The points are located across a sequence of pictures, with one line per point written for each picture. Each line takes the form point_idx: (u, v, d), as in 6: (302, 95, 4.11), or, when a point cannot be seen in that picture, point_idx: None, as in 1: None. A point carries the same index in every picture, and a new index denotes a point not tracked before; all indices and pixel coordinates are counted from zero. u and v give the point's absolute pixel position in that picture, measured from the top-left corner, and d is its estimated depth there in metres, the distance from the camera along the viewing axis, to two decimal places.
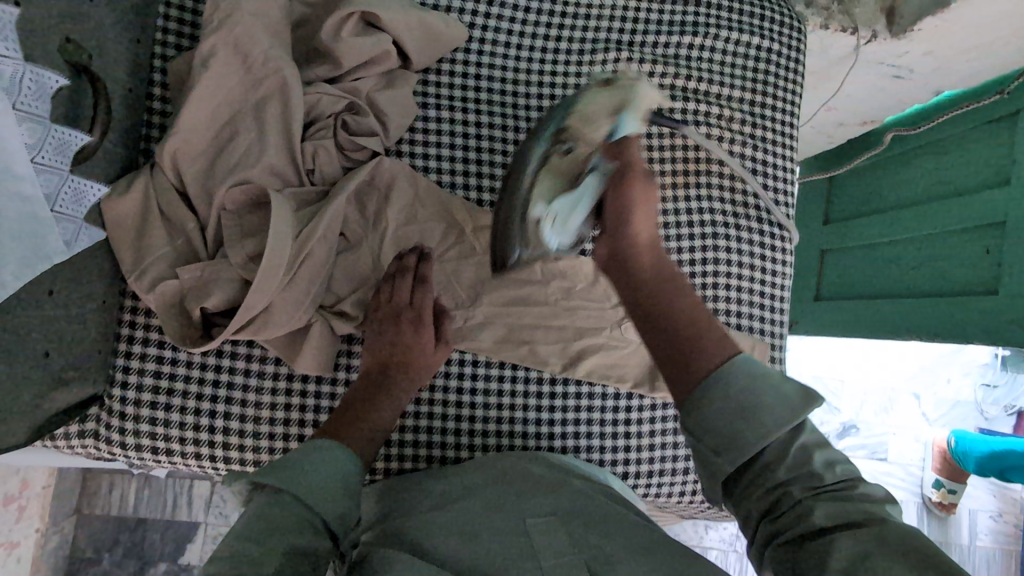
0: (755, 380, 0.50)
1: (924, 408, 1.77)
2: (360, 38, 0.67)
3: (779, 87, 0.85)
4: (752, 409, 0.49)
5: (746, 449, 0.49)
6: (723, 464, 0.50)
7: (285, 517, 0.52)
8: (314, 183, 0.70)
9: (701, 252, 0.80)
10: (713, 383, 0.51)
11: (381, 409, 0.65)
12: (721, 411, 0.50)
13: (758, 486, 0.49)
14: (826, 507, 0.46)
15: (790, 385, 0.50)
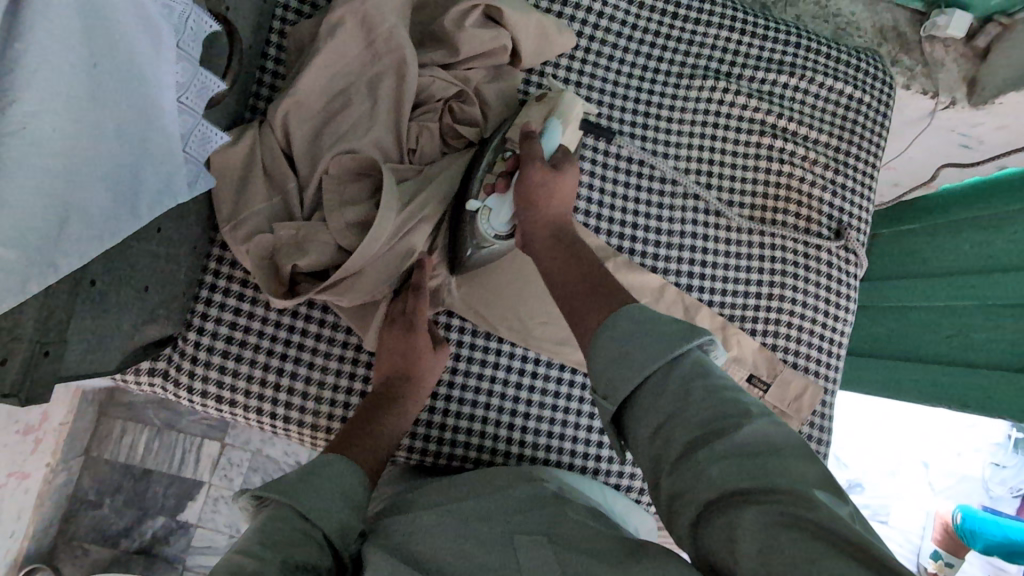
0: (636, 329, 0.46)
1: (931, 478, 1.73)
2: (481, 30, 0.69)
3: (865, 138, 0.87)
4: (629, 358, 0.45)
5: (624, 389, 0.45)
6: (609, 408, 0.46)
7: (286, 521, 0.50)
8: (413, 162, 0.71)
9: (768, 286, 0.81)
10: (602, 334, 0.48)
11: (384, 422, 0.64)
12: (606, 359, 0.46)
13: (647, 432, 0.43)
14: (723, 463, 0.39)
15: (675, 326, 0.45)
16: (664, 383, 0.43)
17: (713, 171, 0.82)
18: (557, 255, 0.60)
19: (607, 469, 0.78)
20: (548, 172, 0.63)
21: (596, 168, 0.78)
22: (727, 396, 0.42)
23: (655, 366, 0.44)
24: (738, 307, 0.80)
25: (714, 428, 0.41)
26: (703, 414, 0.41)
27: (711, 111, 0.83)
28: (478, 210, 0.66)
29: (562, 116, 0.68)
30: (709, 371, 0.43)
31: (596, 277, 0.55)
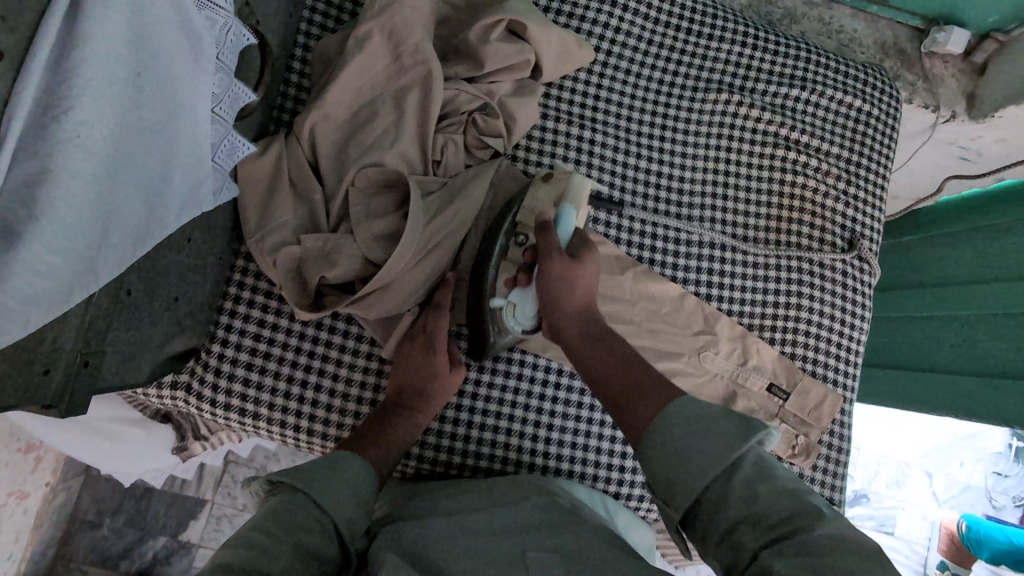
0: (690, 424, 0.47)
1: (934, 487, 1.73)
2: (505, 44, 0.70)
3: (873, 149, 0.88)
4: (685, 453, 0.46)
5: (690, 491, 0.45)
6: (674, 513, 0.46)
7: (302, 509, 0.50)
8: (437, 174, 0.71)
9: (785, 295, 0.82)
10: (659, 425, 0.49)
11: (397, 432, 0.63)
12: (665, 461, 0.47)
13: (713, 533, 0.43)
14: (791, 557, 0.38)
15: (728, 424, 0.46)
16: (728, 483, 0.44)
17: (729, 183, 0.83)
18: (590, 342, 0.61)
19: (630, 479, 0.77)
20: (569, 263, 0.64)
21: (616, 180, 0.80)
22: (793, 496, 0.42)
23: (716, 470, 0.44)
24: (756, 317, 0.81)
25: (778, 526, 0.41)
26: (769, 516, 0.41)
27: (726, 125, 0.84)
28: (501, 306, 0.68)
29: (574, 199, 0.69)
30: (768, 473, 0.44)
31: (636, 369, 0.56)
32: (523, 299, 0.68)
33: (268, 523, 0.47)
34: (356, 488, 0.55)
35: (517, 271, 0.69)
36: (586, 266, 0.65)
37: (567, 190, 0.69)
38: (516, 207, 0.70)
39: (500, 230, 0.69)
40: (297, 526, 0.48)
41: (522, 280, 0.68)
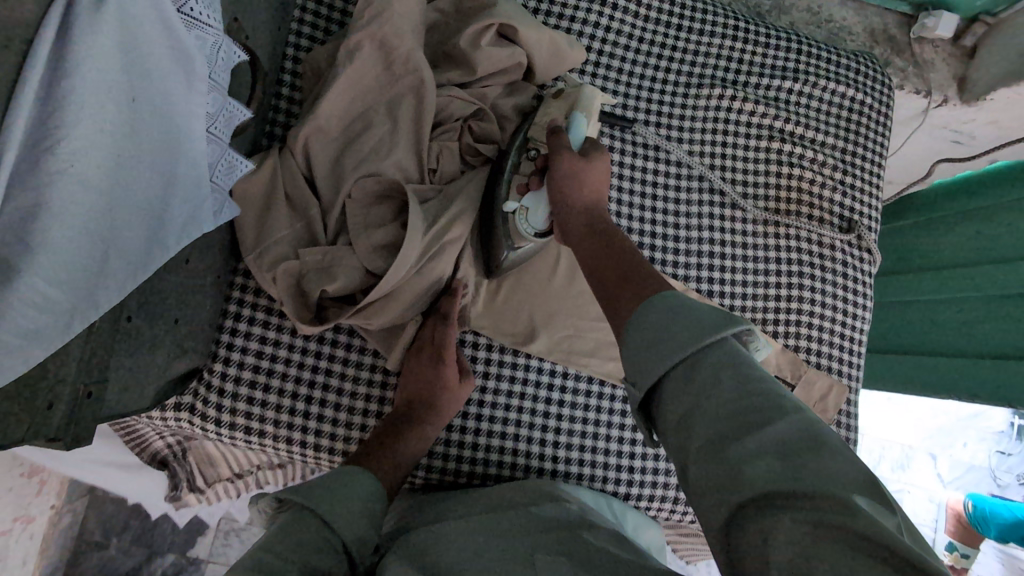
0: (672, 307, 0.42)
1: (938, 468, 1.76)
2: (496, 48, 0.70)
3: (868, 137, 0.88)
4: (662, 338, 0.41)
5: (655, 374, 0.40)
6: (638, 394, 0.42)
7: (306, 528, 0.49)
8: (433, 182, 0.71)
9: (787, 288, 0.82)
10: (636, 319, 0.44)
11: (407, 446, 0.63)
12: (637, 344, 0.42)
13: (671, 423, 0.39)
14: (761, 462, 0.34)
15: (707, 311, 0.41)
16: (698, 369, 0.39)
17: (725, 178, 0.83)
18: (587, 242, 0.58)
19: (640, 479, 0.77)
20: (575, 161, 0.63)
21: (613, 180, 0.79)
22: (770, 391, 0.37)
23: (681, 357, 0.39)
24: (758, 311, 0.81)
25: (748, 422, 0.36)
26: (733, 407, 0.37)
27: (720, 120, 0.84)
28: (514, 210, 0.67)
29: (585, 109, 0.68)
30: (741, 359, 0.39)
31: (627, 269, 0.52)
32: (534, 202, 0.67)
33: (274, 543, 0.46)
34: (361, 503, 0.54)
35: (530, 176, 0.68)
36: (593, 169, 0.64)
37: (578, 99, 0.68)
38: (529, 124, 0.71)
39: (513, 142, 0.70)
40: (308, 548, 0.47)
41: (534, 180, 0.67)
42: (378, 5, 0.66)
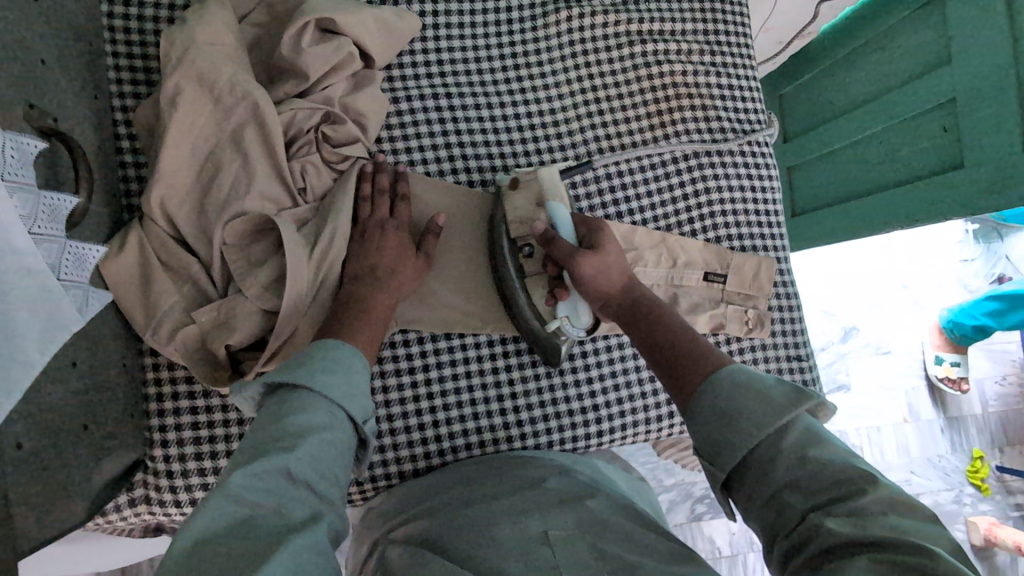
0: (739, 389, 0.50)
1: (913, 295, 1.92)
2: (320, 46, 0.66)
3: (726, 12, 0.87)
4: (732, 416, 0.49)
5: (736, 454, 0.47)
6: (721, 472, 0.48)
7: (301, 400, 0.51)
8: (308, 200, 0.69)
9: (692, 185, 0.82)
10: (710, 387, 0.52)
11: (374, 309, 0.63)
12: (713, 423, 0.49)
13: (756, 492, 0.46)
14: (842, 516, 0.41)
15: (779, 391, 0.49)
16: (778, 446, 0.46)
17: (599, 98, 0.82)
18: (636, 323, 0.64)
19: (609, 412, 0.78)
20: (591, 256, 0.67)
21: (490, 138, 0.78)
22: (845, 463, 0.44)
23: (763, 434, 0.47)
24: (671, 216, 0.81)
25: (834, 493, 0.42)
26: (815, 481, 0.44)
27: (576, 40, 0.82)
28: (557, 325, 0.72)
29: (553, 194, 0.73)
30: (817, 435, 0.46)
31: (683, 340, 0.59)
32: (569, 309, 0.72)
33: (267, 418, 0.50)
34: (355, 374, 0.56)
35: (551, 287, 0.73)
36: (607, 256, 0.68)
37: (547, 187, 0.73)
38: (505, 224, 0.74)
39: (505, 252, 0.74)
40: (314, 421, 0.50)
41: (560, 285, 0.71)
42: (181, 42, 0.62)
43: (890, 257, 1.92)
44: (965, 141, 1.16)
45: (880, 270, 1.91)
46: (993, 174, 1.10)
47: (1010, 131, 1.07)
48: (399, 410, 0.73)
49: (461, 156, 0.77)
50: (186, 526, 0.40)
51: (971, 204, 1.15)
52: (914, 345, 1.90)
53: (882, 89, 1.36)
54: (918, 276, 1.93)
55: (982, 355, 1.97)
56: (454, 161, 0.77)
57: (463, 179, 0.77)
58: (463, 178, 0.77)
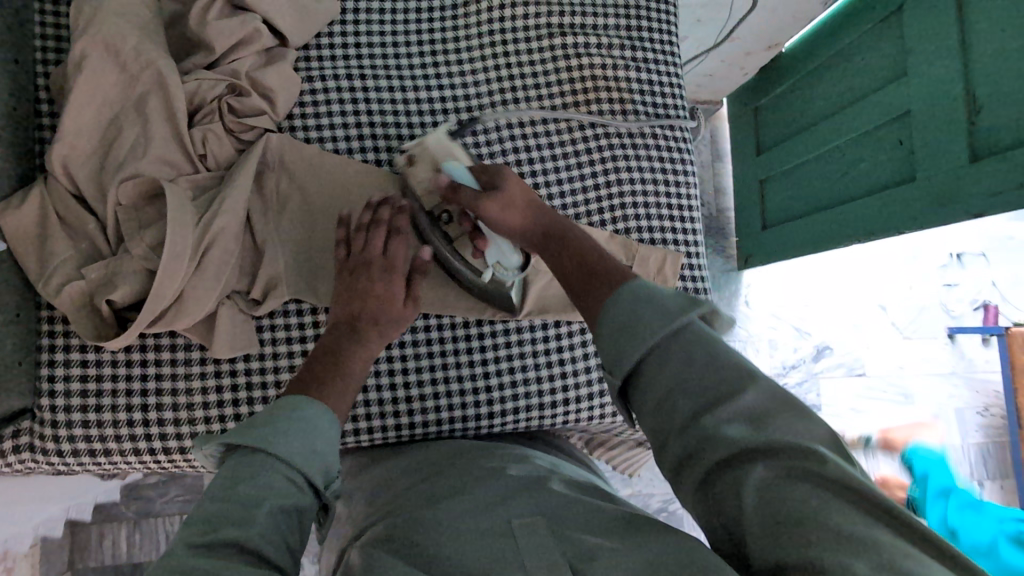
0: (638, 301, 0.52)
1: (892, 318, 1.87)
2: (227, 20, 0.69)
3: (652, 9, 0.88)
4: (630, 327, 0.51)
5: (631, 360, 0.50)
6: (617, 379, 0.51)
7: (260, 469, 0.51)
8: (210, 168, 0.71)
9: (603, 176, 0.83)
10: (612, 301, 0.54)
11: (349, 360, 0.65)
12: (612, 333, 0.52)
13: (664, 422, 0.48)
14: (741, 437, 0.44)
15: (673, 300, 0.51)
16: (668, 347, 0.49)
17: (515, 87, 0.84)
18: (547, 250, 0.67)
19: (501, 395, 0.80)
20: (493, 199, 0.69)
21: (402, 120, 0.80)
22: (732, 364, 0.48)
23: (655, 338, 0.50)
24: (581, 206, 0.82)
25: (719, 397, 0.46)
26: (704, 385, 0.47)
27: (496, 30, 0.84)
28: (492, 273, 0.76)
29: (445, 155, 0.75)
30: (708, 337, 0.50)
31: (590, 264, 0.61)
32: (502, 254, 0.74)
33: (222, 490, 0.49)
34: (322, 439, 0.56)
35: (473, 241, 0.76)
36: (513, 191, 0.70)
37: (442, 148, 0.75)
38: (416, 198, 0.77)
39: (423, 225, 0.77)
40: (268, 485, 0.50)
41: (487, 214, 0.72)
42: (89, 10, 0.65)
43: (869, 278, 1.88)
44: (917, 153, 1.15)
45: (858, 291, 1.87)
46: (940, 186, 1.09)
47: (958, 144, 1.06)
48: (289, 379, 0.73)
49: (371, 137, 0.79)
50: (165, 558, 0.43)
51: (921, 218, 1.14)
52: (890, 367, 1.85)
53: (846, 101, 1.35)
54: (898, 299, 1.88)
55: (962, 384, 1.88)
56: (364, 140, 0.79)
57: (370, 158, 0.79)
58: (371, 157, 0.79)
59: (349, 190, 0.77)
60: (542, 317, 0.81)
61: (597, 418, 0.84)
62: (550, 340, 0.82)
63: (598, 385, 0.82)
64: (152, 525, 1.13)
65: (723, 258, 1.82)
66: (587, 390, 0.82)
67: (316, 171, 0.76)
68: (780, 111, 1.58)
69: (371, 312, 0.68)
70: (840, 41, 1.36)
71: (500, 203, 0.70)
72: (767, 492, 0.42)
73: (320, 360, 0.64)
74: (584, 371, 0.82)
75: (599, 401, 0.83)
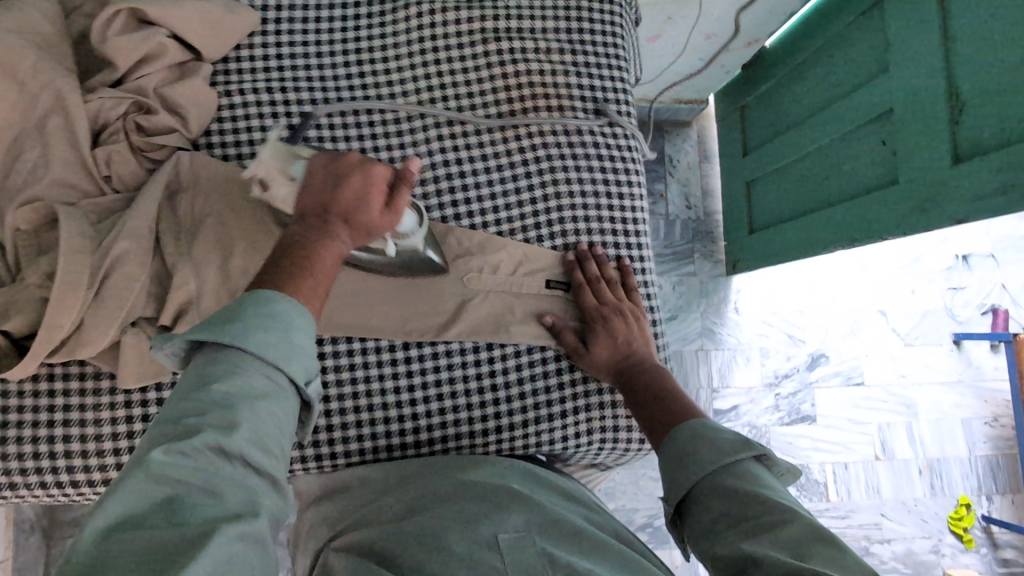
0: (701, 442, 0.62)
1: (893, 323, 1.78)
2: (127, 35, 0.66)
3: (595, 9, 0.83)
4: (687, 458, 0.62)
5: (683, 487, 0.61)
6: (671, 505, 0.62)
7: (200, 403, 0.47)
8: (116, 189, 0.69)
9: (541, 188, 0.79)
10: (676, 435, 0.65)
11: (320, 259, 0.59)
12: (670, 468, 0.63)
13: (725, 541, 0.54)
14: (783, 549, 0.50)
15: (727, 437, 0.62)
16: (716, 483, 0.59)
17: (447, 96, 0.80)
18: (622, 382, 0.74)
19: (429, 423, 0.75)
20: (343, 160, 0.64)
21: (325, 134, 0.76)
22: (778, 503, 0.54)
23: (710, 469, 0.60)
24: (515, 219, 0.79)
25: (763, 526, 0.53)
26: (755, 519, 0.54)
27: (427, 37, 0.80)
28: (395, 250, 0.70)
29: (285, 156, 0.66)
30: (759, 479, 0.58)
31: (657, 389, 0.72)
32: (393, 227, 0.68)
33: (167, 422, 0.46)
34: (298, 336, 0.52)
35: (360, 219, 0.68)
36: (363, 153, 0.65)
37: (279, 157, 0.66)
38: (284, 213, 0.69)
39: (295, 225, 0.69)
40: (242, 384, 0.49)
41: (608, 317, 0.77)
42: None
43: (868, 282, 1.79)
44: (898, 156, 1.08)
45: (856, 296, 1.78)
46: (923, 190, 1.01)
47: (941, 146, 0.98)
48: None
49: None
50: (100, 511, 0.40)
51: (903, 225, 1.06)
52: (891, 376, 1.75)
53: (831, 99, 1.28)
54: (899, 304, 1.79)
55: (969, 393, 1.78)
56: None
57: None
58: None
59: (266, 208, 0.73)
60: (472, 339, 0.76)
61: (539, 447, 0.77)
62: (482, 363, 0.76)
63: (536, 411, 0.76)
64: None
65: (711, 262, 1.75)
66: (524, 416, 0.76)
67: (231, 189, 0.73)
68: (765, 110, 1.51)
69: (341, 208, 0.62)
70: (823, 35, 1.28)
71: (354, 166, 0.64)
72: None
73: (285, 258, 0.58)
74: (520, 395, 0.76)
75: (537, 429, 0.76)
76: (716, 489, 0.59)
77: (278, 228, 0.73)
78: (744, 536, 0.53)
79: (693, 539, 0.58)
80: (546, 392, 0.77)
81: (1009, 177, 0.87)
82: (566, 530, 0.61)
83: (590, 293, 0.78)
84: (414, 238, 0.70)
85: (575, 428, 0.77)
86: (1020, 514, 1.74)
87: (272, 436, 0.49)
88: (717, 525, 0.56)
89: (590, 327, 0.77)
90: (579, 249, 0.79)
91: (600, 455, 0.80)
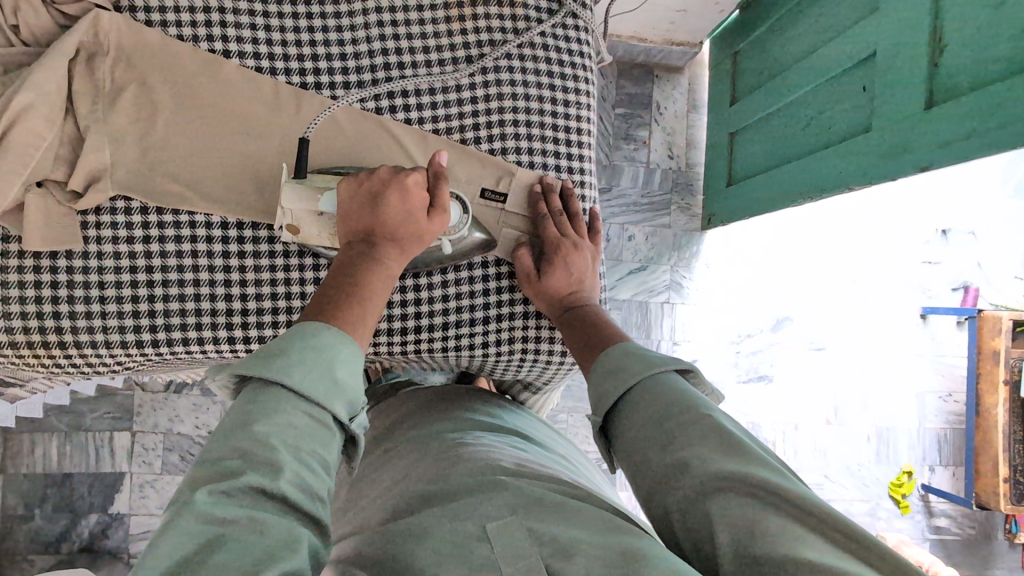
0: (629, 355, 0.62)
1: (862, 293, 1.77)
2: None
3: None
4: (616, 370, 0.61)
5: (612, 398, 0.59)
6: (598, 419, 0.60)
7: (218, 448, 0.45)
8: (26, 42, 0.66)
9: (483, 89, 0.76)
10: (605, 354, 0.64)
11: (371, 287, 0.62)
12: (601, 379, 0.62)
13: (654, 447, 0.54)
14: (710, 451, 0.50)
15: (657, 354, 0.62)
16: (640, 392, 0.58)
17: None
18: (568, 313, 0.74)
19: None
20: (384, 179, 0.66)
21: (256, 6, 0.70)
22: (698, 406, 0.55)
23: (637, 379, 0.59)
24: (453, 120, 0.76)
25: (690, 428, 0.53)
26: (681, 421, 0.54)
27: None
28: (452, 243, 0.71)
29: (312, 198, 0.67)
30: (679, 383, 0.58)
31: (598, 323, 0.71)
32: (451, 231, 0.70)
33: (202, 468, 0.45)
34: (343, 367, 0.52)
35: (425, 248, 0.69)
36: (396, 173, 0.67)
37: (303, 197, 0.67)
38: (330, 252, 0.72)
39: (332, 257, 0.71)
40: (283, 425, 0.47)
41: (567, 247, 0.76)
42: None
43: (841, 248, 1.77)
44: (877, 103, 1.03)
45: (829, 261, 1.76)
46: (895, 138, 0.98)
47: (916, 92, 0.95)
48: (113, 279, 0.68)
49: (220, 24, 0.70)
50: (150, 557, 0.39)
51: (872, 174, 1.03)
52: (852, 343, 1.76)
53: (816, 45, 1.23)
54: (871, 273, 1.77)
55: (927, 366, 1.79)
56: (211, 27, 0.70)
57: (218, 48, 0.70)
58: (217, 46, 0.70)
59: (194, 83, 0.70)
60: None
61: (458, 351, 0.78)
62: None
63: (457, 315, 0.76)
64: (83, 439, 1.21)
65: (688, 214, 1.72)
66: (444, 318, 0.76)
67: (155, 59, 0.69)
68: (753, 60, 1.46)
69: (385, 231, 0.65)
70: None
71: (390, 183, 0.66)
72: (740, 512, 0.46)
73: (338, 294, 0.60)
74: (443, 298, 0.76)
75: (458, 333, 0.77)
76: (642, 396, 0.57)
77: (205, 107, 0.70)
78: (672, 435, 0.53)
79: (620, 450, 0.57)
80: (471, 297, 0.77)
81: (976, 121, 0.84)
82: (548, 503, 0.52)
83: (552, 223, 0.77)
84: (464, 229, 0.71)
85: (497, 335, 0.77)
86: (959, 487, 1.78)
87: (319, 482, 0.47)
88: (640, 435, 0.55)
89: (548, 253, 0.76)
90: (546, 178, 0.79)
91: (518, 369, 0.81)
